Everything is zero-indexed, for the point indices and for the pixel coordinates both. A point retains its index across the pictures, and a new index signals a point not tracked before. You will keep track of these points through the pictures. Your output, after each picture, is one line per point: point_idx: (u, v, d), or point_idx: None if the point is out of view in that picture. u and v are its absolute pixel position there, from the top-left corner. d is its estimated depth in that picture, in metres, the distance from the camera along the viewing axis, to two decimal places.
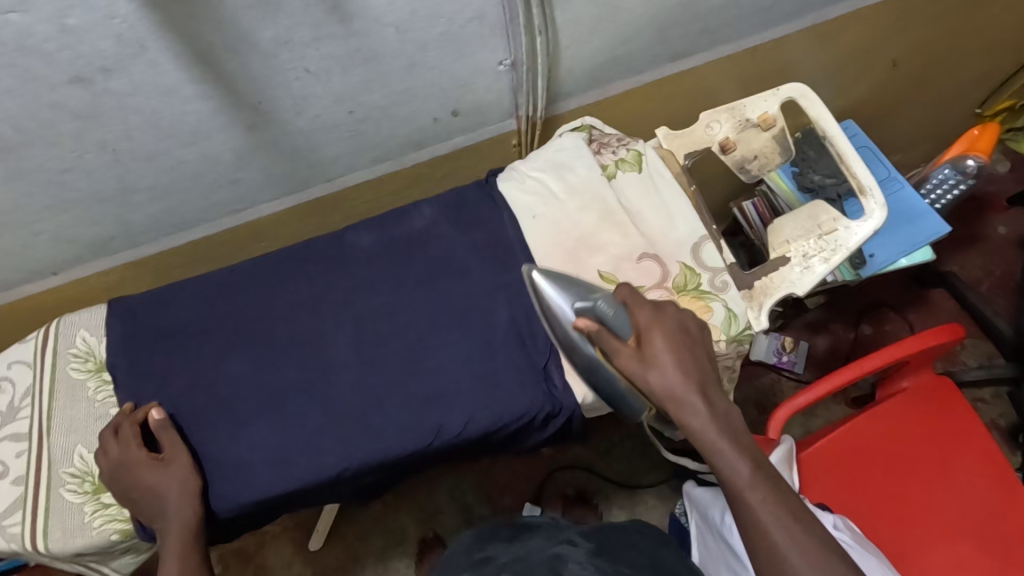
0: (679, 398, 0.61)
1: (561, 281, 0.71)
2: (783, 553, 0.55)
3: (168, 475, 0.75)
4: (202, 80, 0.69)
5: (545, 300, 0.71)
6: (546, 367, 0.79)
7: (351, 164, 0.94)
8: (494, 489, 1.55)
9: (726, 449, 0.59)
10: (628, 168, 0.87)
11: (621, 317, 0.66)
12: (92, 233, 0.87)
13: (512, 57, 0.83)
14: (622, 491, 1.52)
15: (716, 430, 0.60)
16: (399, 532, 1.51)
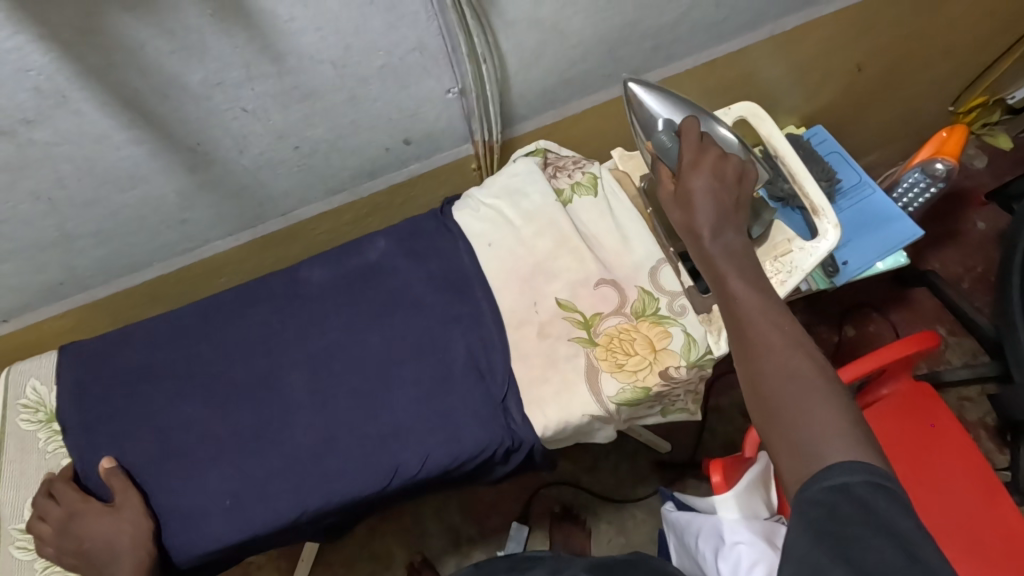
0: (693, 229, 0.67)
1: (653, 89, 0.81)
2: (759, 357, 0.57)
3: (119, 521, 0.74)
4: (132, 125, 0.67)
5: (639, 105, 0.82)
6: (503, 400, 0.78)
7: (305, 196, 0.92)
8: (481, 509, 1.53)
9: (732, 274, 0.63)
10: (584, 191, 0.86)
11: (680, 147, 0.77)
12: (38, 281, 0.85)
13: (459, 85, 0.82)
14: (609, 506, 1.51)
15: (718, 256, 0.65)
16: (386, 557, 1.49)
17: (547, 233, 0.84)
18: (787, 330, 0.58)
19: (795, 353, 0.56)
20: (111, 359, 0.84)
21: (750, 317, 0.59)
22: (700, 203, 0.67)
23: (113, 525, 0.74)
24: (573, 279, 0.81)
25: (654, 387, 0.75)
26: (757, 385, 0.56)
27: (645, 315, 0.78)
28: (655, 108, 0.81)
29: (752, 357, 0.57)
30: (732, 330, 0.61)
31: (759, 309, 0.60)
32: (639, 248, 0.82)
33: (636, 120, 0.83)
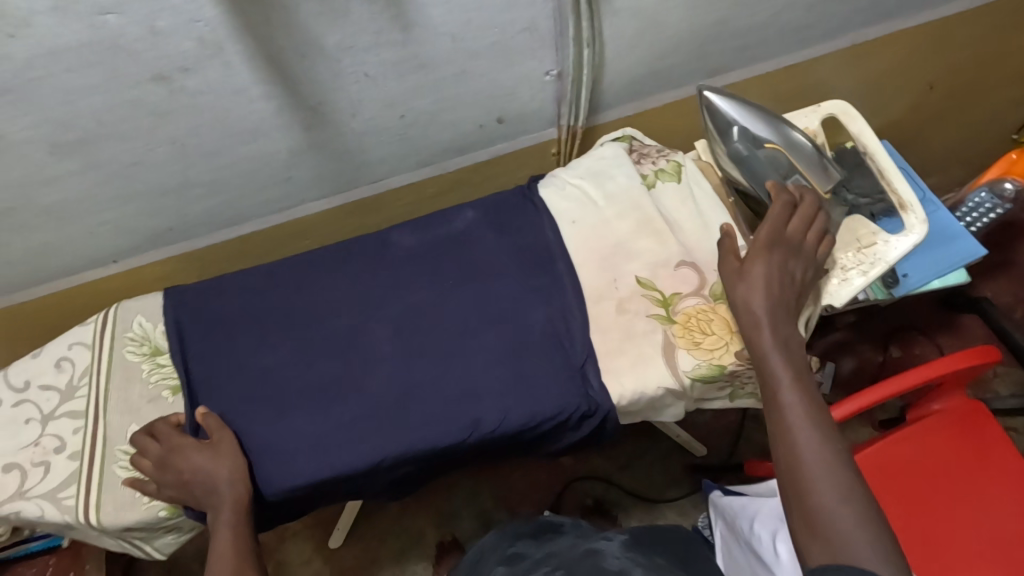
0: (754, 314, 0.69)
1: (731, 98, 0.82)
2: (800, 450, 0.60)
3: (216, 456, 0.77)
4: (268, 81, 0.73)
5: (717, 113, 0.82)
6: (583, 368, 0.81)
7: (397, 167, 0.97)
8: (513, 497, 1.54)
9: (783, 369, 0.66)
10: (668, 178, 0.90)
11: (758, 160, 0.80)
12: (151, 225, 0.91)
13: (558, 68, 0.87)
14: (641, 505, 1.51)
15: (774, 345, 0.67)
16: (416, 533, 1.52)
17: (629, 215, 0.87)
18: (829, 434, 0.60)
19: (835, 463, 0.58)
20: (211, 302, 0.89)
21: (796, 420, 0.62)
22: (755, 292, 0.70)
23: (210, 462, 0.76)
24: (654, 260, 0.85)
25: (729, 365, 0.78)
26: (796, 478, 0.59)
27: (723, 297, 0.82)
28: (734, 118, 0.81)
29: (796, 457, 0.60)
30: (774, 424, 0.63)
31: (804, 411, 0.62)
32: (720, 235, 0.85)
33: (709, 123, 0.83)
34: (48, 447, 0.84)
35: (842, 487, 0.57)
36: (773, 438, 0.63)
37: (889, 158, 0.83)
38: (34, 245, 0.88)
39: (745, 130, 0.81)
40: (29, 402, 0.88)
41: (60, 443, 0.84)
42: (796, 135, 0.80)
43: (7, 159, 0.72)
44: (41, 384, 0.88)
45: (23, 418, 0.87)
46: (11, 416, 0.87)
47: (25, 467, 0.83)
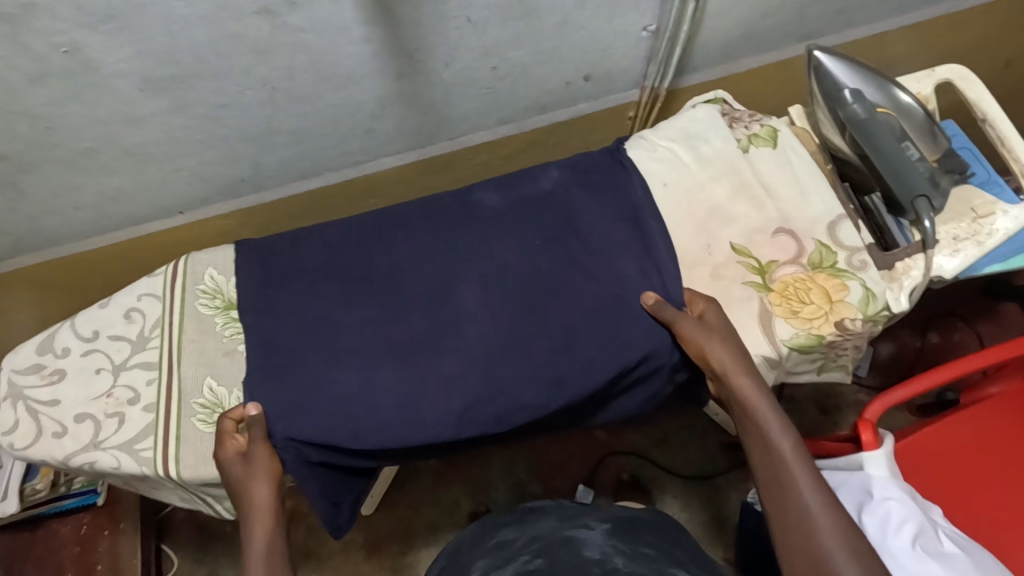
0: (736, 368, 0.71)
1: (841, 60, 0.78)
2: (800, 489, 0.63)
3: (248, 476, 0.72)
4: (372, 21, 0.69)
5: (826, 75, 0.79)
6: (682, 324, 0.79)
7: (476, 123, 0.93)
8: (547, 469, 1.37)
9: (772, 421, 0.68)
10: (762, 143, 0.87)
11: (875, 122, 0.76)
12: (225, 174, 0.88)
13: (658, 24, 0.84)
14: (676, 482, 1.34)
15: (756, 391, 0.70)
16: (450, 503, 1.35)
17: (724, 179, 0.85)
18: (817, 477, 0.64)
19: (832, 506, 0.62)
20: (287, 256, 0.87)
21: (796, 470, 0.64)
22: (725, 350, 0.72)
23: (248, 483, 0.72)
24: (750, 226, 0.82)
25: (828, 336, 0.76)
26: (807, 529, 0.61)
27: (822, 267, 0.79)
28: (845, 81, 0.78)
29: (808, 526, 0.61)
30: (771, 482, 0.65)
31: (800, 458, 0.65)
32: (819, 202, 0.82)
33: (816, 85, 0.80)
34: (121, 398, 0.82)
35: (842, 527, 0.60)
36: (768, 490, 0.65)
37: (1010, 124, 0.81)
38: (106, 190, 0.84)
39: (858, 91, 0.77)
40: (99, 352, 0.85)
41: (134, 395, 0.82)
42: (905, 98, 0.78)
43: (97, 92, 0.69)
44: (111, 334, 0.86)
45: (94, 367, 0.84)
46: (81, 366, 0.84)
47: (98, 418, 0.81)
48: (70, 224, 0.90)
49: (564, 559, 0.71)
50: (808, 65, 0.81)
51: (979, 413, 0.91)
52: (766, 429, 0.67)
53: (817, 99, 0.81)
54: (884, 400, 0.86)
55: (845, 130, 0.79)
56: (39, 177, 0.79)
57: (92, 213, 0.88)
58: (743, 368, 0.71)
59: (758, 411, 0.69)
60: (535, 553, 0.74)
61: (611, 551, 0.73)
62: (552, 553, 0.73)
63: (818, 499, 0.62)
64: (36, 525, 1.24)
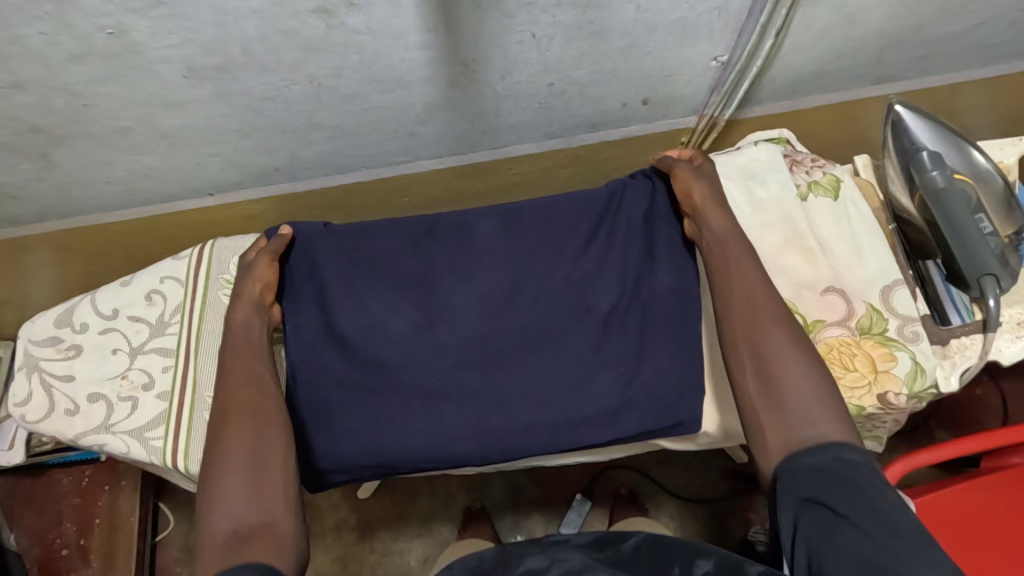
0: (712, 217, 0.73)
1: (925, 118, 0.73)
2: (757, 309, 0.65)
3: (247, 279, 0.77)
4: (432, 30, 0.65)
5: (907, 134, 0.74)
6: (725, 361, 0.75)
7: (523, 135, 0.89)
8: (548, 476, 1.35)
9: (736, 243, 0.70)
10: (822, 193, 0.82)
11: (954, 192, 0.71)
12: (261, 162, 0.85)
13: (729, 55, 0.79)
14: (676, 502, 1.30)
15: (732, 232, 0.71)
16: (447, 496, 1.34)
17: (776, 227, 0.81)
18: (790, 332, 0.63)
19: (801, 357, 0.61)
20: (328, 284, 0.80)
21: (753, 290, 0.66)
22: (716, 219, 0.73)
23: (247, 289, 0.76)
24: (800, 280, 0.78)
25: (868, 408, 0.72)
26: (758, 353, 0.62)
27: (871, 333, 0.75)
28: (925, 144, 0.73)
29: (760, 350, 0.62)
30: (727, 300, 0.67)
31: (760, 281, 0.67)
32: (875, 264, 0.78)
33: (892, 142, 0.75)
34: (135, 382, 0.81)
35: (808, 374, 0.60)
36: (737, 345, 0.64)
37: None
38: (137, 167, 0.82)
39: (937, 156, 0.72)
40: (117, 331, 0.83)
41: (149, 381, 0.81)
42: (985, 166, 0.73)
43: (138, 75, 0.66)
44: (131, 315, 0.84)
45: (110, 346, 0.83)
46: (97, 343, 0.83)
47: (111, 400, 0.80)
48: (98, 195, 0.87)
49: None
50: (886, 119, 0.76)
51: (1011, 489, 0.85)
52: (733, 255, 0.69)
53: (891, 159, 0.76)
54: (907, 463, 0.82)
55: (917, 194, 0.74)
56: (71, 151, 0.77)
57: (121, 187, 0.86)
58: (721, 212, 0.73)
59: (732, 245, 0.70)
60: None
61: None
62: None
63: (779, 325, 0.63)
64: (40, 472, 1.25)
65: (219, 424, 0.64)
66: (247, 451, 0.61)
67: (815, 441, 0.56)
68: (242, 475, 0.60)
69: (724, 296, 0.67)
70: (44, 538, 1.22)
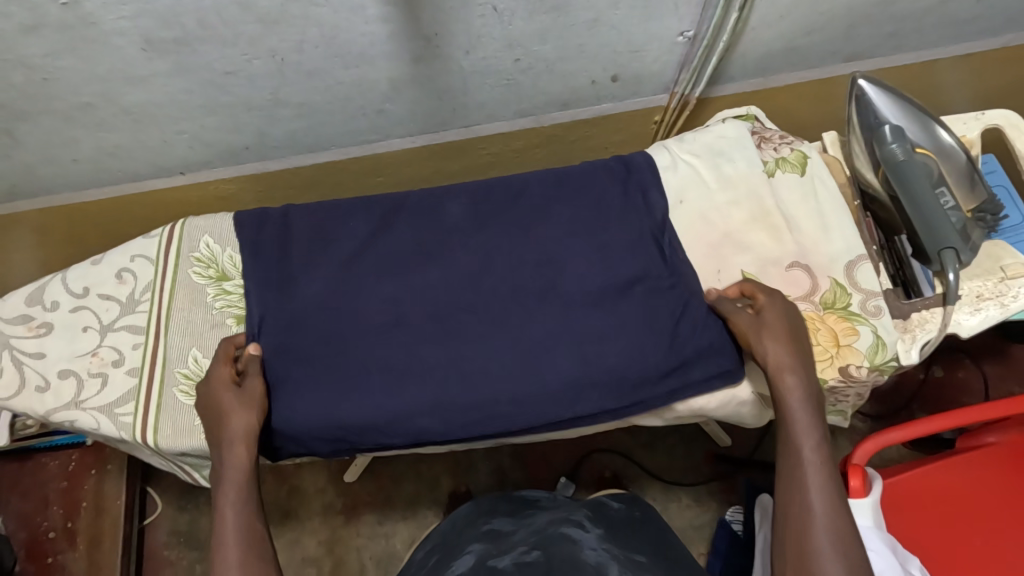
0: (780, 366, 0.68)
1: (888, 93, 0.74)
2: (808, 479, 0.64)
3: (227, 396, 0.73)
4: (391, 1, 0.65)
5: (870, 109, 0.74)
6: (694, 335, 0.74)
7: (494, 113, 0.89)
8: (530, 457, 1.36)
9: (798, 401, 0.67)
10: (789, 169, 0.83)
11: (915, 167, 0.71)
12: (229, 139, 0.85)
13: (695, 30, 0.79)
14: (658, 485, 1.31)
15: (796, 391, 0.67)
16: (432, 479, 1.35)
17: (744, 203, 0.81)
18: (840, 511, 0.62)
19: (845, 531, 0.61)
20: (285, 261, 0.82)
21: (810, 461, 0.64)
22: (774, 349, 0.69)
23: (212, 387, 0.74)
24: (765, 256, 0.79)
25: (829, 381, 0.73)
26: (801, 530, 0.62)
27: (834, 307, 0.75)
28: (889, 120, 0.73)
29: (802, 523, 0.62)
30: (782, 463, 0.66)
31: (819, 452, 0.64)
32: (840, 240, 0.78)
33: (856, 118, 0.76)
34: (106, 359, 0.81)
35: (847, 551, 0.60)
36: (785, 500, 0.65)
37: None
38: (104, 145, 0.82)
39: (899, 131, 0.73)
40: (87, 309, 0.84)
41: (119, 357, 0.81)
42: (947, 140, 0.73)
43: (97, 48, 0.66)
44: (101, 293, 0.84)
45: (81, 325, 0.83)
46: (68, 322, 0.83)
47: (81, 377, 0.81)
48: (68, 174, 0.87)
49: (561, 557, 0.71)
50: (850, 93, 0.76)
51: (977, 465, 0.85)
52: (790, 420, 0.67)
53: (855, 134, 0.76)
54: (875, 440, 0.82)
55: (880, 169, 0.74)
56: (36, 127, 0.77)
57: (90, 166, 0.86)
58: (788, 359, 0.69)
59: (790, 410, 0.67)
60: (534, 544, 0.75)
61: (605, 553, 0.74)
62: (549, 548, 0.73)
63: (829, 502, 0.63)
64: (26, 456, 1.25)
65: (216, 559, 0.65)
66: None
67: None
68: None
69: (781, 464, 0.66)
70: (30, 520, 1.22)
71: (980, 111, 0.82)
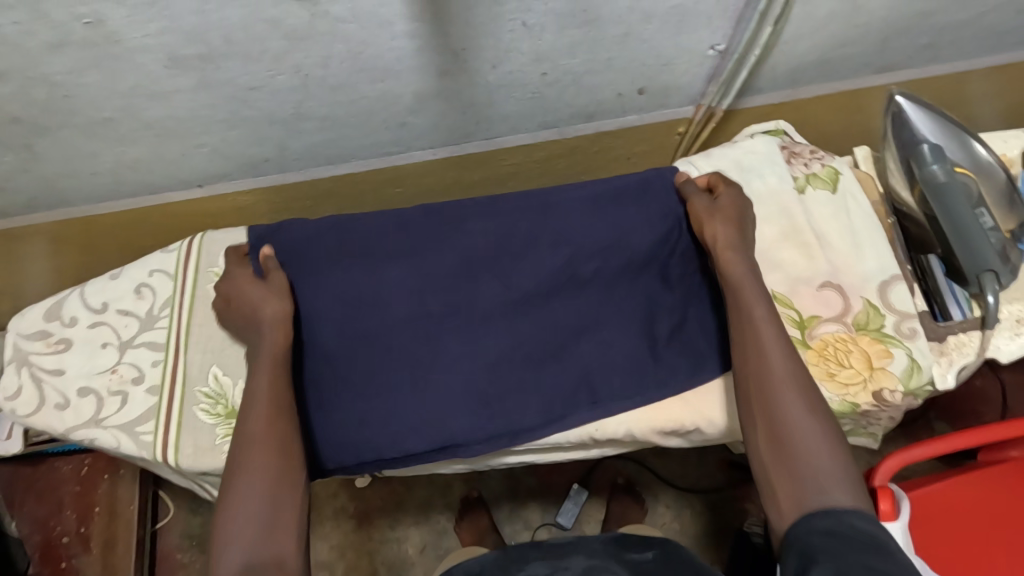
0: (729, 256, 0.70)
1: (927, 109, 0.71)
2: (768, 357, 0.62)
3: (247, 287, 0.75)
4: (419, 18, 0.64)
5: (907, 127, 0.72)
6: (715, 351, 0.76)
7: (517, 126, 0.88)
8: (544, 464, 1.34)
9: (752, 287, 0.67)
10: (821, 185, 0.81)
11: (954, 188, 0.70)
12: (249, 152, 0.84)
13: (727, 43, 0.77)
14: (671, 491, 1.30)
15: (749, 281, 0.68)
16: (445, 485, 1.34)
17: (774, 221, 0.79)
18: (806, 384, 0.61)
19: (801, 376, 0.61)
20: (291, 269, 0.79)
21: (767, 341, 0.63)
22: (720, 227, 0.72)
23: (234, 286, 0.76)
24: (796, 275, 0.77)
25: (862, 405, 0.71)
26: (771, 406, 0.60)
27: (867, 329, 0.74)
28: (926, 137, 0.71)
29: (771, 401, 0.60)
30: (741, 350, 0.64)
31: (773, 330, 0.64)
32: (874, 260, 0.77)
33: (891, 135, 0.74)
34: (125, 376, 0.80)
35: (805, 392, 0.60)
36: (741, 358, 0.64)
37: None
38: (123, 158, 0.81)
39: (937, 149, 0.71)
40: (107, 326, 0.83)
41: (138, 375, 0.80)
42: (986, 157, 0.71)
43: (121, 65, 0.65)
44: (120, 309, 0.83)
45: (100, 341, 0.82)
46: (87, 338, 0.82)
47: (101, 395, 0.80)
48: (86, 187, 0.86)
49: None
50: (886, 110, 0.74)
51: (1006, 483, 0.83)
52: (745, 305, 0.66)
53: (891, 151, 0.75)
54: (900, 457, 0.79)
55: (916, 188, 0.73)
56: (55, 142, 0.75)
57: (108, 179, 0.85)
58: (737, 249, 0.70)
59: (747, 295, 0.67)
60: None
61: None
62: None
63: (792, 373, 0.61)
64: (40, 461, 1.25)
65: (243, 456, 0.62)
66: (264, 481, 0.61)
67: (828, 502, 0.54)
68: (256, 524, 0.58)
69: (738, 357, 0.64)
70: (45, 525, 1.21)
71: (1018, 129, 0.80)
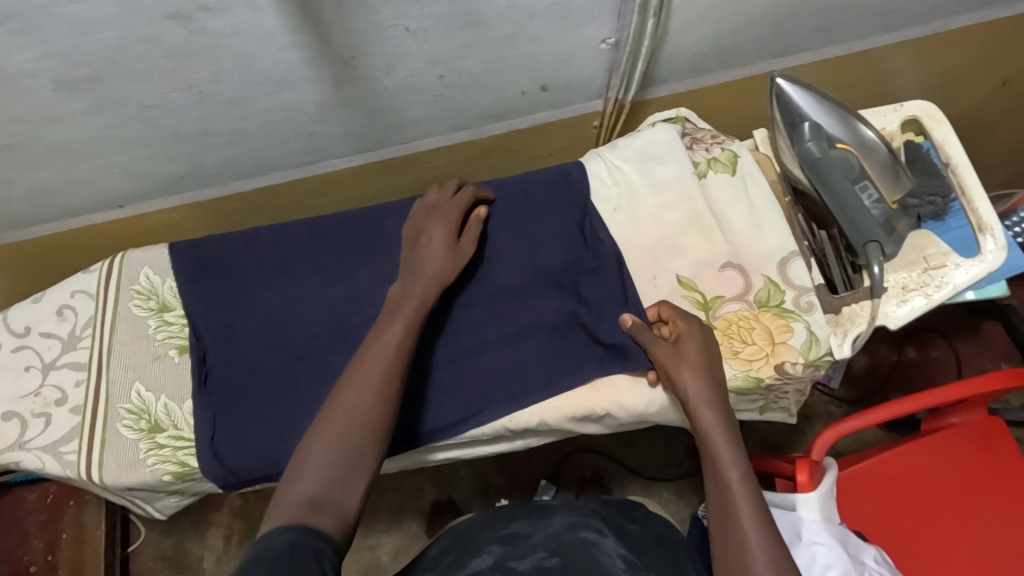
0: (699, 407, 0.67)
1: (807, 91, 0.73)
2: (742, 527, 0.60)
3: (448, 247, 0.74)
4: (299, 29, 0.65)
5: (791, 107, 0.74)
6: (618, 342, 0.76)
7: (429, 129, 0.90)
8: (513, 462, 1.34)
9: (723, 446, 0.64)
10: (721, 168, 0.83)
11: (829, 163, 0.73)
12: (163, 171, 0.85)
13: (617, 37, 0.79)
14: (640, 482, 1.30)
15: (722, 441, 0.65)
16: (414, 489, 1.34)
17: (677, 206, 0.81)
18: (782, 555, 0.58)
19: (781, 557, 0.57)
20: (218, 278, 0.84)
21: (739, 506, 0.61)
22: (691, 379, 0.68)
23: (434, 237, 0.75)
24: (699, 258, 0.79)
25: (766, 379, 0.73)
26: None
27: (768, 305, 0.76)
28: (810, 118, 0.73)
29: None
30: (714, 514, 0.62)
31: (746, 497, 0.61)
32: (773, 238, 0.79)
33: (777, 114, 0.75)
34: (49, 398, 0.81)
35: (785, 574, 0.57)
36: (716, 526, 0.62)
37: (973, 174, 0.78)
38: (37, 183, 0.82)
39: (817, 129, 0.73)
40: (30, 349, 0.84)
41: (60, 396, 0.81)
42: (868, 134, 0.73)
43: (11, 91, 0.66)
44: (43, 331, 0.84)
45: (23, 364, 0.83)
46: (11, 361, 0.83)
47: (25, 417, 0.80)
48: (6, 214, 0.88)
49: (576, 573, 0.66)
50: (772, 92, 0.75)
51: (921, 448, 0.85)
52: (716, 466, 0.64)
53: (780, 130, 0.77)
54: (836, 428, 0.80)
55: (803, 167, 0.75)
56: None
57: (26, 205, 0.86)
58: (709, 400, 0.67)
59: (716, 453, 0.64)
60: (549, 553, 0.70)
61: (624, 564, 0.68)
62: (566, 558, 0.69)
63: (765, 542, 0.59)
64: None
65: (338, 403, 0.61)
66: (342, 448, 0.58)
67: None
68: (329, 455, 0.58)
69: (714, 525, 0.62)
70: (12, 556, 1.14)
71: (900, 103, 0.84)
